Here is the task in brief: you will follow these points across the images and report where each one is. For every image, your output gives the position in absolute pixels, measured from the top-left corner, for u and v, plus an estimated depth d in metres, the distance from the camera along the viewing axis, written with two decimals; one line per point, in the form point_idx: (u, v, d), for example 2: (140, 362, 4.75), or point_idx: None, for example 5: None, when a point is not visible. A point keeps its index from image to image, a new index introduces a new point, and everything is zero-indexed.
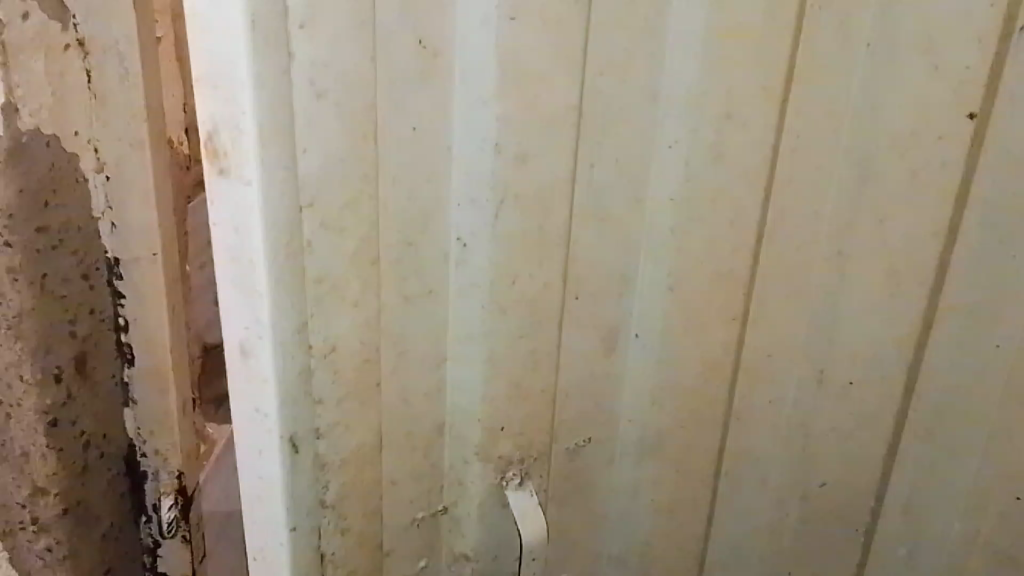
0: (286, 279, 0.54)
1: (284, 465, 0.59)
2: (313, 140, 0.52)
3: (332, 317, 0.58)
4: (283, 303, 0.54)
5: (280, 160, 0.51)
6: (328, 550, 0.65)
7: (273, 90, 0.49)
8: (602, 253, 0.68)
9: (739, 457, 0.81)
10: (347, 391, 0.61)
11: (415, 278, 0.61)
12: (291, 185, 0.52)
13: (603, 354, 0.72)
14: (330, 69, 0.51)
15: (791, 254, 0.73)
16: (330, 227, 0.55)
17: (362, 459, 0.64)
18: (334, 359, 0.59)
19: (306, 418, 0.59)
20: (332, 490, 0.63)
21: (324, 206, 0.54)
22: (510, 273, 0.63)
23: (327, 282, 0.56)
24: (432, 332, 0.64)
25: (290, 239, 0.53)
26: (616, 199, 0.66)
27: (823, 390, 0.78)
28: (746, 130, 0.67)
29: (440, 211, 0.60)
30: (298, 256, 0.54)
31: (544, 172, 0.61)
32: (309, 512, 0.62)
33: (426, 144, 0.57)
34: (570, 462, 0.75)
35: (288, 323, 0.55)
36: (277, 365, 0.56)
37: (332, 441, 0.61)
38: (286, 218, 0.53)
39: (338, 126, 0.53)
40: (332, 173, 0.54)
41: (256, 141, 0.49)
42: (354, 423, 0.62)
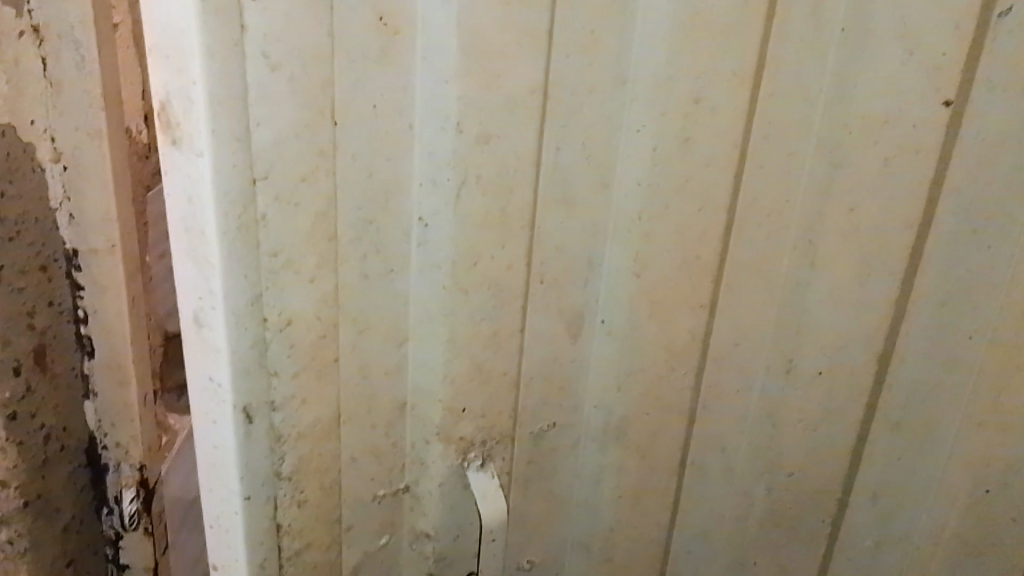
0: (242, 253, 0.50)
1: (238, 436, 0.55)
2: (267, 108, 0.48)
3: (288, 291, 0.53)
4: (235, 278, 0.50)
5: (231, 132, 0.46)
6: (284, 522, 0.61)
7: (224, 60, 0.45)
8: (567, 239, 0.68)
9: (706, 443, 0.81)
10: (303, 365, 0.57)
11: (375, 257, 0.59)
12: (244, 155, 0.48)
13: (568, 341, 0.72)
14: (284, 42, 0.47)
15: (761, 240, 0.73)
16: (285, 198, 0.51)
17: (320, 432, 0.60)
18: (290, 333, 0.55)
19: (262, 391, 0.55)
20: (288, 463, 0.59)
21: (279, 177, 0.50)
22: (473, 256, 0.62)
23: (282, 255, 0.52)
24: (394, 316, 0.62)
25: (244, 209, 0.49)
26: (581, 184, 0.66)
27: (793, 379, 0.78)
28: (716, 114, 0.67)
29: (399, 192, 0.59)
30: (250, 227, 0.50)
31: (506, 155, 0.60)
32: (264, 482, 0.58)
33: (386, 124, 0.56)
34: (534, 446, 0.75)
35: (242, 294, 0.51)
36: (233, 341, 0.52)
37: (288, 414, 0.57)
38: (240, 184, 0.48)
39: (293, 100, 0.49)
40: (287, 143, 0.49)
41: (206, 112, 0.45)
42: (311, 399, 0.58)
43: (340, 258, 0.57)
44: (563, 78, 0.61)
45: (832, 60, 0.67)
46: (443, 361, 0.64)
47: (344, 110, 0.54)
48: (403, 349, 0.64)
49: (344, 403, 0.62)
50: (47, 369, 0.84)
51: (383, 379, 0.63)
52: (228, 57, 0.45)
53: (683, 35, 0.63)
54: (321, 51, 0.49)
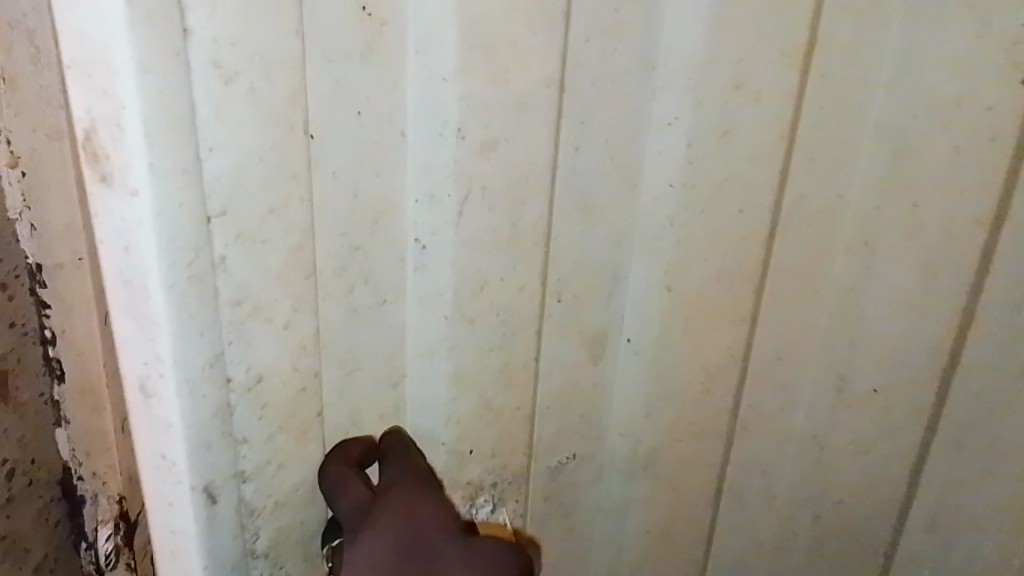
0: (195, 310, 0.46)
1: (200, 521, 0.51)
2: (222, 136, 0.43)
3: (257, 342, 0.49)
4: (186, 338, 0.46)
5: (176, 165, 0.43)
6: None
7: (163, 76, 0.40)
8: (587, 249, 0.60)
9: (744, 470, 0.71)
10: (279, 423, 0.51)
11: (365, 286, 0.51)
12: (194, 188, 0.43)
13: (589, 364, 0.64)
14: (238, 48, 0.42)
15: (810, 247, 0.63)
16: (249, 239, 0.46)
17: (304, 498, 0.54)
18: (262, 392, 0.50)
19: (224, 467, 0.50)
20: (263, 539, 0.54)
21: (242, 214, 0.45)
22: (479, 279, 0.53)
23: (248, 303, 0.47)
24: (386, 353, 0.54)
25: (193, 259, 0.45)
26: (602, 188, 0.58)
27: (845, 399, 0.69)
28: (758, 105, 0.58)
29: (389, 208, 0.50)
30: (201, 280, 0.45)
31: (518, 162, 0.51)
32: (232, 567, 0.53)
33: (372, 133, 0.48)
34: (552, 482, 0.67)
35: (198, 356, 0.47)
36: (187, 409, 0.48)
37: (262, 484, 0.52)
38: (190, 229, 0.44)
39: (252, 122, 0.44)
40: (247, 175, 0.45)
41: (141, 137, 0.41)
42: (290, 461, 0.53)
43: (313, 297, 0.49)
44: (580, 67, 0.54)
45: (894, 37, 0.57)
46: (446, 400, 0.56)
47: (321, 119, 0.46)
48: (400, 388, 0.56)
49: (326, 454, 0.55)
50: (7, 400, 0.70)
51: (376, 420, 0.56)
52: (171, 83, 0.41)
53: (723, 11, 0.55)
54: (289, 54, 0.43)
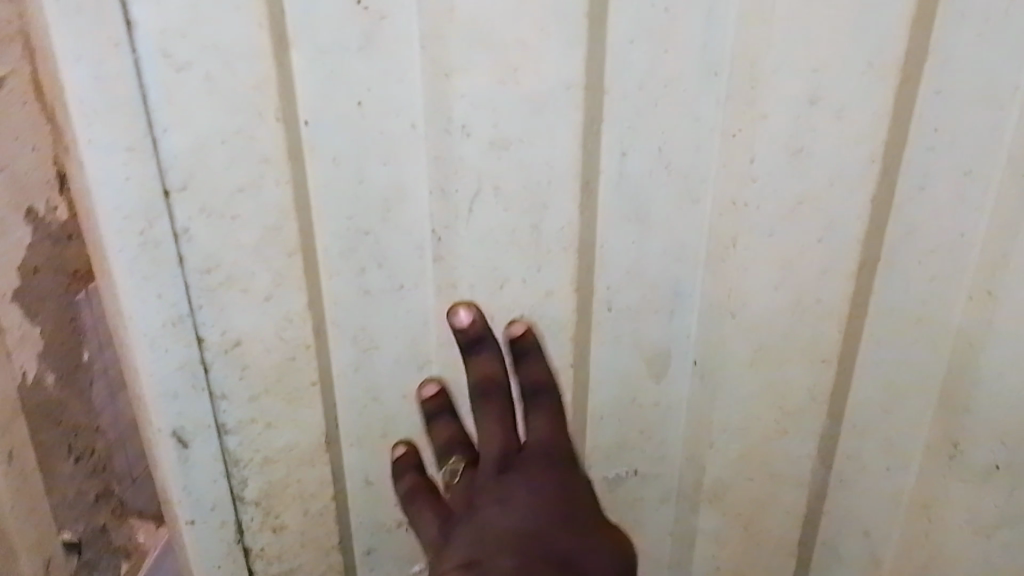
0: (150, 272, 0.51)
1: (176, 456, 0.57)
2: (174, 117, 0.47)
3: (232, 309, 0.52)
4: (147, 295, 0.52)
5: (123, 141, 0.48)
6: (256, 544, 0.60)
7: (94, 65, 0.46)
8: (641, 260, 0.57)
9: (846, 522, 0.64)
10: (265, 387, 0.55)
11: (378, 271, 0.52)
12: (147, 163, 0.48)
13: (651, 379, 0.61)
14: (187, 43, 0.45)
15: (919, 287, 0.55)
16: (216, 212, 0.49)
17: (299, 457, 0.57)
18: (241, 355, 0.54)
19: (196, 416, 0.56)
20: (252, 487, 0.58)
21: (206, 188, 0.49)
22: (498, 279, 0.53)
23: (220, 272, 0.51)
24: (406, 336, 0.54)
25: (147, 224, 0.50)
26: (659, 198, 0.55)
27: (958, 470, 0.59)
28: (841, 124, 0.52)
29: (401, 197, 0.51)
30: (157, 245, 0.50)
31: (535, 163, 0.50)
32: (214, 507, 0.59)
33: (374, 124, 0.49)
34: (609, 492, 0.65)
35: (161, 312, 0.52)
36: (153, 355, 0.54)
37: (247, 438, 0.56)
38: (141, 198, 0.49)
39: (211, 107, 0.47)
40: (207, 157, 0.48)
41: (80, 117, 0.47)
42: (279, 422, 0.56)
43: (307, 274, 0.52)
44: (622, 68, 0.51)
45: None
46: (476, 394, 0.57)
47: (315, 106, 0.48)
48: (425, 371, 0.56)
49: (328, 422, 0.56)
50: None
51: (398, 398, 0.56)
52: (106, 66, 0.46)
53: (798, 15, 0.49)
54: (262, 47, 0.45)
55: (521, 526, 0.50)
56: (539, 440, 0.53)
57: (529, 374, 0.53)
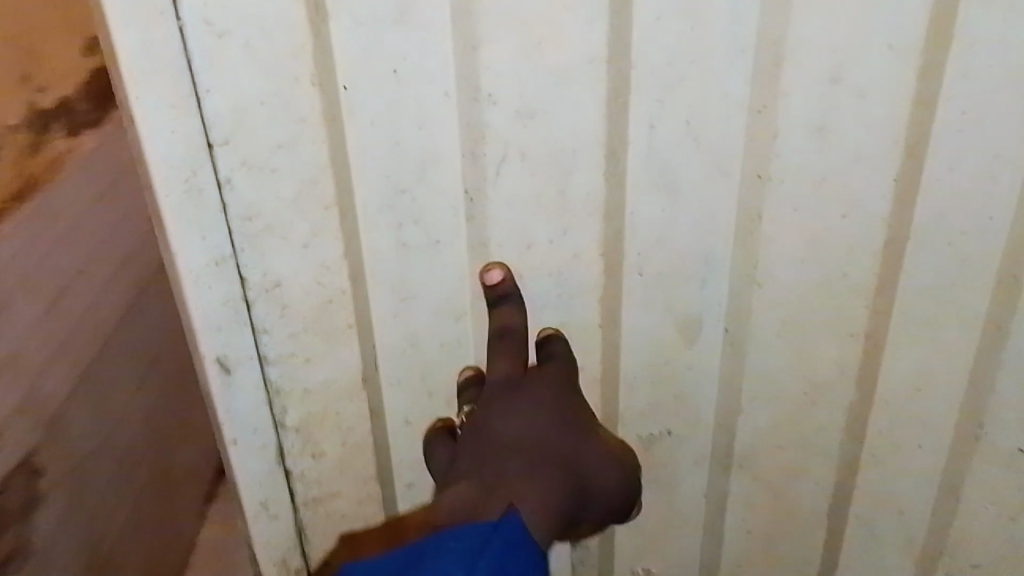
0: (195, 217, 0.55)
1: (221, 386, 0.62)
2: (216, 78, 0.50)
3: (272, 254, 0.56)
4: (190, 237, 0.55)
5: (169, 99, 0.51)
6: (296, 468, 0.66)
7: (143, 28, 0.49)
8: (671, 228, 0.57)
9: (878, 505, 0.66)
10: (303, 325, 0.59)
11: (415, 226, 0.56)
12: (192, 120, 0.52)
13: (684, 344, 0.62)
14: (229, 14, 0.48)
15: (948, 275, 0.56)
16: (257, 165, 0.53)
17: (336, 392, 0.62)
18: (280, 295, 0.58)
19: (240, 347, 0.60)
20: (292, 416, 0.64)
21: (245, 144, 0.53)
22: (526, 240, 0.57)
23: (261, 219, 0.55)
24: (443, 287, 0.59)
25: (191, 173, 0.53)
26: (689, 169, 0.55)
27: (985, 454, 0.61)
28: (861, 103, 0.52)
29: (436, 160, 0.54)
30: (201, 193, 0.54)
31: (561, 132, 0.53)
32: (256, 430, 0.64)
33: (407, 92, 0.51)
34: (644, 453, 0.67)
35: (206, 253, 0.56)
36: (200, 292, 0.58)
37: (288, 370, 0.61)
38: (185, 150, 0.53)
39: (250, 71, 0.50)
40: (248, 115, 0.52)
41: (132, 75, 0.50)
42: (317, 359, 0.61)
43: (343, 226, 0.56)
44: (650, 42, 0.51)
45: None
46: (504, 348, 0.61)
47: (351, 73, 0.51)
48: (461, 323, 0.60)
49: (365, 361, 0.61)
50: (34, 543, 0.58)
51: (437, 346, 0.61)
52: (148, 29, 0.49)
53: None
54: (299, 18, 0.49)
55: (517, 442, 0.59)
56: (548, 376, 0.60)
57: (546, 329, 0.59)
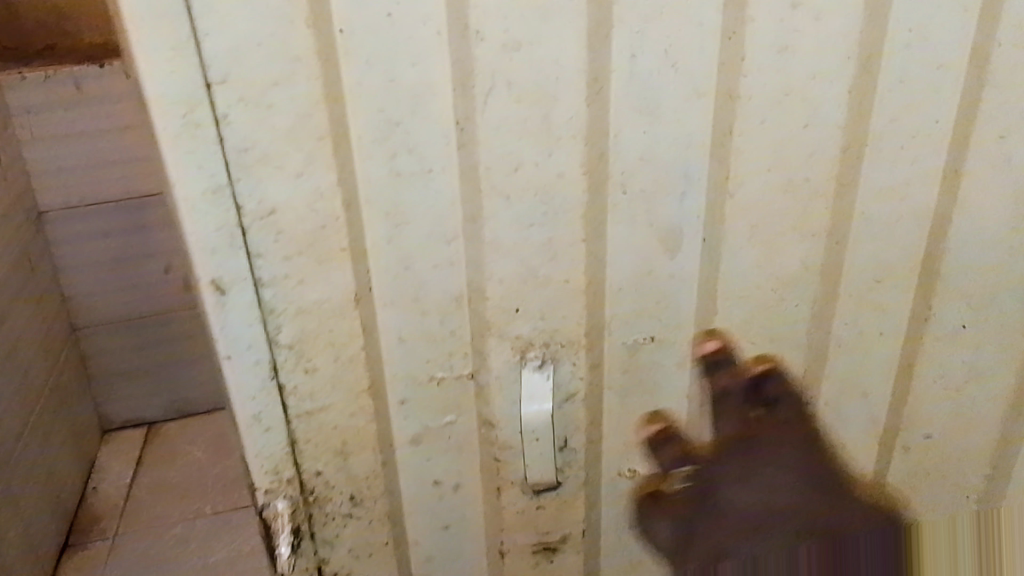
0: (191, 149, 0.55)
1: (215, 306, 0.61)
2: (218, 21, 0.51)
3: (267, 182, 0.57)
4: (187, 168, 0.55)
5: (168, 42, 0.51)
6: (289, 384, 0.66)
7: None
8: (652, 146, 0.60)
9: (843, 387, 0.72)
10: (296, 249, 0.60)
11: (408, 154, 0.58)
12: (191, 60, 0.52)
13: (665, 256, 0.65)
14: None
15: (904, 176, 0.63)
16: (254, 101, 0.54)
17: (331, 310, 0.63)
18: (275, 221, 0.59)
19: (234, 270, 0.60)
20: (286, 332, 0.63)
21: (242, 81, 0.53)
22: (513, 162, 0.59)
23: (256, 150, 0.56)
24: (435, 210, 0.60)
25: (187, 111, 0.53)
26: (669, 92, 0.58)
27: (935, 328, 0.71)
28: (819, 25, 0.57)
29: (430, 92, 0.56)
30: (198, 128, 0.54)
31: (546, 60, 0.55)
32: (250, 347, 0.63)
33: (401, 30, 0.53)
34: (630, 358, 0.69)
35: (204, 183, 0.56)
36: (195, 217, 0.57)
37: (282, 290, 0.62)
38: (182, 88, 0.53)
39: (246, 13, 0.51)
40: (246, 52, 0.52)
41: (133, 16, 0.50)
42: (311, 279, 0.62)
43: (338, 154, 0.57)
44: None
45: None
46: (493, 266, 0.63)
47: (348, 15, 0.53)
48: (452, 246, 0.62)
49: (359, 279, 0.63)
50: None
51: (429, 267, 0.63)
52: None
53: None
54: None
55: (773, 505, 0.75)
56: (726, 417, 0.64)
57: (717, 380, 0.71)
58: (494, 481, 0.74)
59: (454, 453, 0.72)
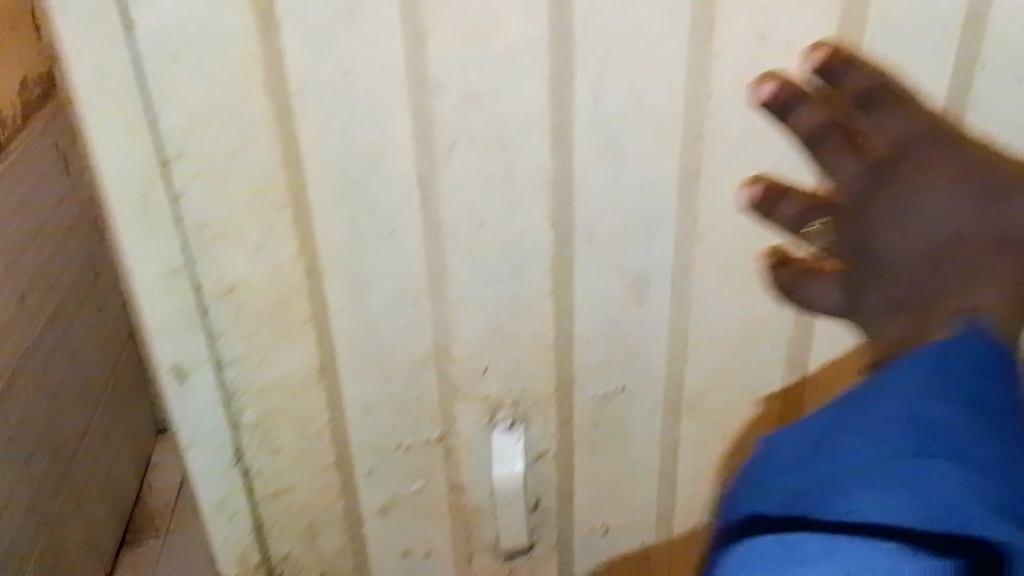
0: (150, 231, 0.54)
1: (177, 393, 0.61)
2: (170, 100, 0.50)
3: (226, 258, 0.56)
4: (145, 251, 0.55)
5: (122, 122, 0.51)
6: (254, 466, 0.65)
7: (97, 57, 0.49)
8: (619, 195, 0.57)
9: None
10: (256, 325, 0.59)
11: (369, 215, 0.56)
12: (148, 138, 0.51)
13: (633, 303, 0.62)
14: (180, 30, 0.48)
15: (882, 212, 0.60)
16: (211, 174, 0.53)
17: (294, 385, 0.62)
18: (236, 298, 0.58)
19: (194, 353, 0.59)
20: (250, 414, 0.63)
21: (199, 155, 0.52)
22: (477, 217, 0.57)
23: (214, 226, 0.55)
24: (397, 273, 0.58)
25: (143, 192, 0.53)
26: (633, 136, 0.55)
27: None
28: (788, 56, 0.54)
29: (389, 149, 0.54)
30: (155, 208, 0.53)
31: (507, 112, 0.53)
32: (212, 432, 0.63)
33: (358, 89, 0.51)
34: (600, 410, 0.67)
35: (162, 265, 0.56)
36: (154, 301, 0.57)
37: (244, 369, 0.61)
38: (139, 168, 0.52)
39: (200, 84, 0.50)
40: (202, 124, 0.51)
41: (87, 100, 0.50)
42: (272, 354, 0.60)
43: (297, 222, 0.55)
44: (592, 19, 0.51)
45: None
46: (459, 324, 0.61)
47: (303, 78, 0.51)
48: (418, 307, 0.60)
49: (322, 348, 0.61)
50: None
51: (393, 331, 0.60)
52: (103, 54, 0.49)
53: None
54: (248, 27, 0.49)
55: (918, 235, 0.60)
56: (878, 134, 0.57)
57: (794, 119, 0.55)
58: (465, 546, 0.71)
59: (422, 516, 0.69)
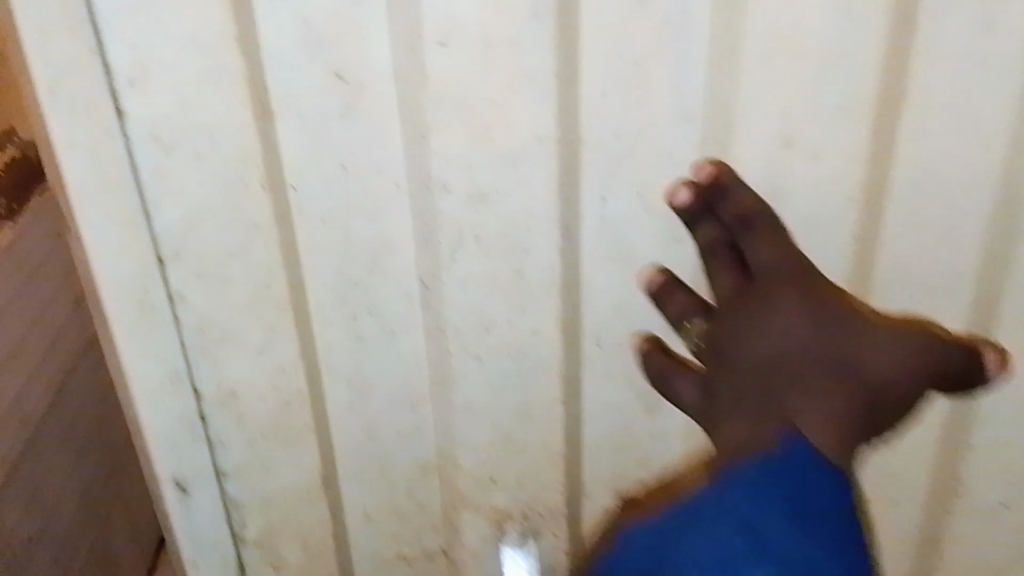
0: (150, 334, 0.54)
1: (179, 505, 0.61)
2: (164, 197, 0.50)
3: (226, 362, 0.56)
4: (147, 355, 0.55)
5: (120, 219, 0.51)
6: None
7: (92, 153, 0.49)
8: (631, 307, 0.54)
9: None
10: (259, 435, 0.58)
11: (370, 316, 0.54)
12: (145, 236, 0.51)
13: (646, 414, 0.58)
14: (175, 124, 0.48)
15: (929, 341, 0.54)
16: (209, 274, 0.53)
17: (296, 495, 0.61)
18: (234, 406, 0.57)
19: (195, 462, 0.59)
20: (250, 528, 0.62)
21: (196, 255, 0.52)
22: (482, 318, 0.55)
23: (213, 329, 0.54)
24: (400, 378, 0.57)
25: (141, 291, 0.53)
26: (645, 242, 0.52)
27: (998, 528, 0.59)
28: (815, 168, 0.49)
29: (389, 249, 0.52)
30: (153, 309, 0.54)
31: (511, 211, 0.51)
32: (213, 545, 0.63)
33: (357, 186, 0.50)
34: None
35: (161, 371, 0.56)
36: (155, 407, 0.57)
37: (243, 482, 0.60)
38: (135, 266, 0.52)
39: (196, 179, 0.50)
40: (199, 221, 0.51)
41: (82, 196, 0.50)
42: (273, 467, 0.59)
43: (298, 326, 0.55)
44: (598, 117, 0.49)
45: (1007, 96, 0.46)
46: (463, 431, 0.59)
47: (300, 174, 0.50)
48: (419, 411, 0.58)
49: (324, 456, 0.59)
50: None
51: (395, 439, 0.59)
52: (98, 150, 0.49)
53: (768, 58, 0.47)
54: (245, 122, 0.48)
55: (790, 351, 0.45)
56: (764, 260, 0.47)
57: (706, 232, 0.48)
58: None
59: None
